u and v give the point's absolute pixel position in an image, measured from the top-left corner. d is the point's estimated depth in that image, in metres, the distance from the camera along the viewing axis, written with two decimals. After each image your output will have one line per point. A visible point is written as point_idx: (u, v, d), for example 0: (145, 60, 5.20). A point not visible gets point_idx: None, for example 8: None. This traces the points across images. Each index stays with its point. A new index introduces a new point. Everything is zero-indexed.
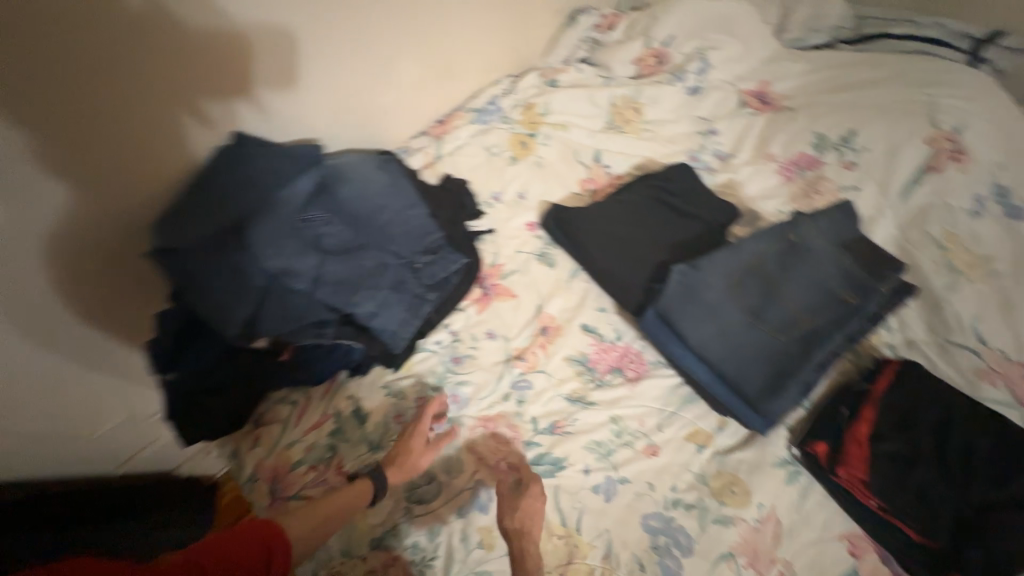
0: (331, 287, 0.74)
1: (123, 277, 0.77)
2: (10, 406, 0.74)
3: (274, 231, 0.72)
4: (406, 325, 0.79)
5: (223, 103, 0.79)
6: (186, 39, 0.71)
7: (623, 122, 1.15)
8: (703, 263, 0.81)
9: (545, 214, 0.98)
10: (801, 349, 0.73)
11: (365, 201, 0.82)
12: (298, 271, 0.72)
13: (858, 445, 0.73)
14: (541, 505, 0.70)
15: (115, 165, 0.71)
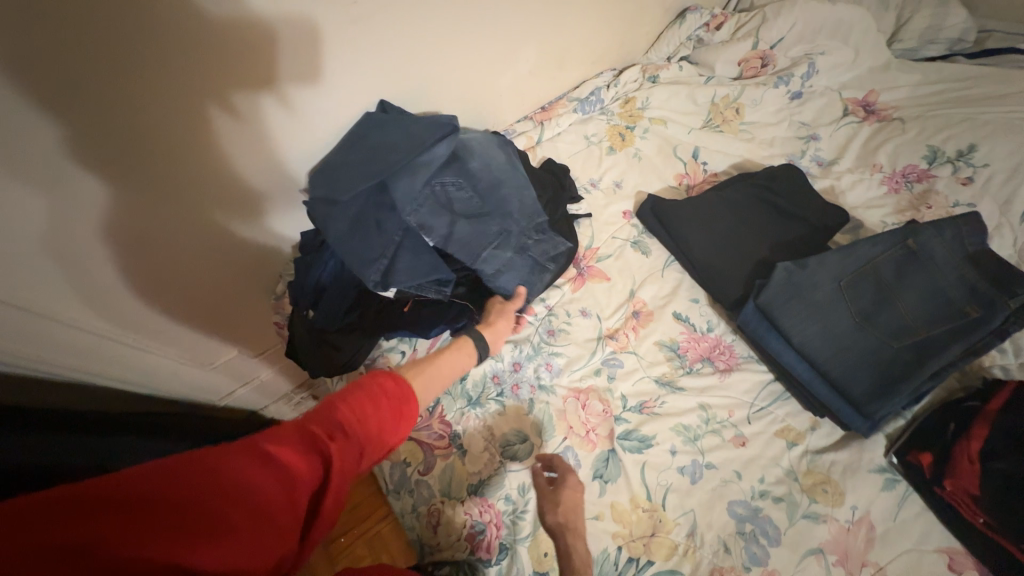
0: (458, 248, 0.80)
1: (178, 259, 0.85)
2: (122, 359, 0.89)
3: (415, 189, 0.77)
4: (519, 291, 0.85)
5: (248, 94, 0.74)
6: (213, 32, 0.65)
7: (722, 121, 1.15)
8: (811, 262, 0.81)
9: (641, 204, 1.01)
10: (913, 357, 0.72)
11: (489, 172, 0.87)
12: (433, 230, 0.79)
13: (972, 463, 0.69)
14: (580, 497, 0.74)
15: (154, 161, 0.72)
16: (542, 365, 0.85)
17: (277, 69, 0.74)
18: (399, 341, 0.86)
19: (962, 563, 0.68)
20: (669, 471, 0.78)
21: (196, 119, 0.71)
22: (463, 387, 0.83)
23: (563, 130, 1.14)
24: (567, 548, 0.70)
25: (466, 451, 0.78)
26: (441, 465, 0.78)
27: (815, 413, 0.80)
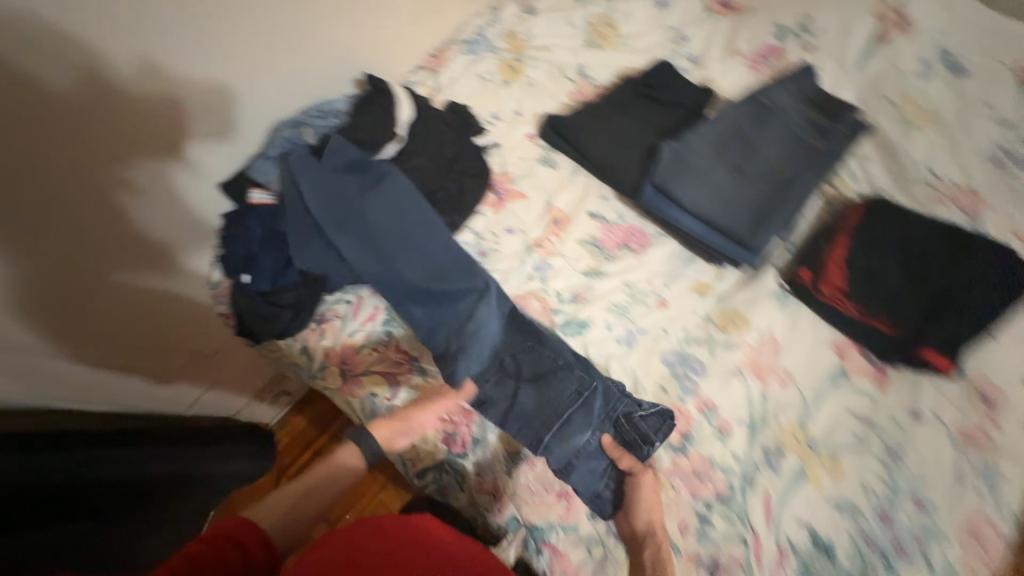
0: (521, 429, 0.78)
1: (103, 318, 0.87)
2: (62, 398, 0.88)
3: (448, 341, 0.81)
4: (596, 486, 0.76)
5: (153, 163, 0.84)
6: (127, 101, 0.78)
7: (600, 38, 1.23)
8: (689, 136, 0.92)
9: (542, 125, 1.09)
10: (779, 192, 0.86)
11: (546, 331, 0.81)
12: (494, 399, 0.80)
13: (834, 264, 0.85)
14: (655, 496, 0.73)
15: (59, 225, 0.76)
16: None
17: (182, 135, 0.86)
18: (343, 292, 0.89)
19: (848, 350, 0.82)
20: (607, 342, 0.88)
21: (91, 196, 0.78)
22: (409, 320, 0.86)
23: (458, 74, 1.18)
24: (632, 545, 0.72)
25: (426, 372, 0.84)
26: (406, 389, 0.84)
27: (719, 264, 0.92)
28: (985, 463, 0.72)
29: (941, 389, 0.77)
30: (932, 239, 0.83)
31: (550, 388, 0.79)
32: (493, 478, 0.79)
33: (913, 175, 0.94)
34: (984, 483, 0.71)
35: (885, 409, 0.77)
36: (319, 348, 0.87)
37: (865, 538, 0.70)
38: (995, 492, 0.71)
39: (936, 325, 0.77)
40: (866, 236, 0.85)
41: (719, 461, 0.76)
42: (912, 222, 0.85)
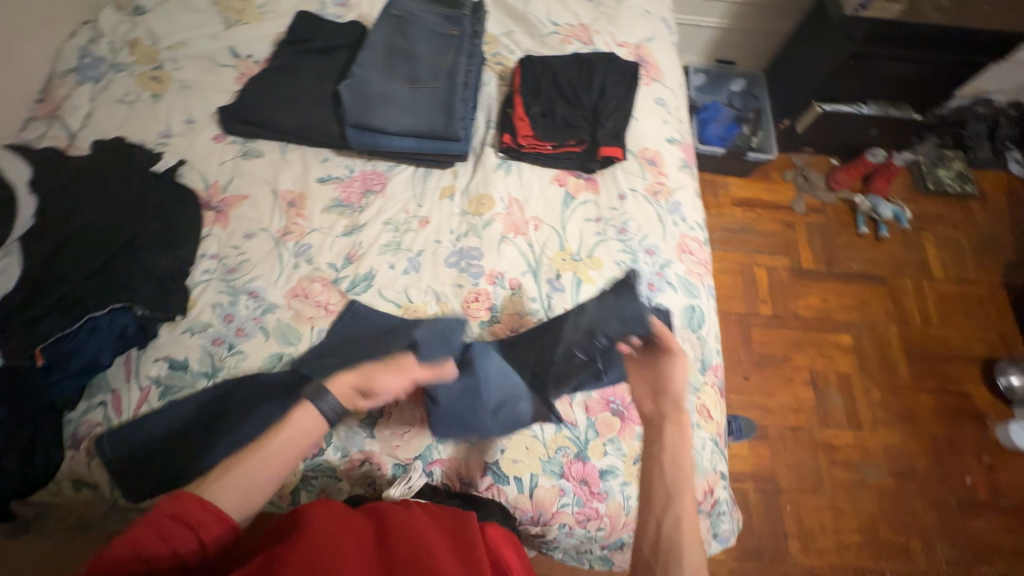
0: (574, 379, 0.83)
1: None
2: None
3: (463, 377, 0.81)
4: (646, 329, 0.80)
5: None
6: None
7: (236, 12, 1.14)
8: (356, 69, 0.96)
9: (222, 121, 1.00)
10: (452, 83, 0.96)
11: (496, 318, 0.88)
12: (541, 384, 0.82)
13: (522, 119, 1.00)
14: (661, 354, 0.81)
15: None
16: (247, 298, 0.86)
17: None
18: (90, 397, 0.76)
19: (565, 178, 1.01)
20: (398, 278, 0.92)
21: None
22: (190, 372, 0.79)
23: (91, 110, 0.99)
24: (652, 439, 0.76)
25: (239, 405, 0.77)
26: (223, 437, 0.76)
27: (450, 165, 1.01)
28: (668, 203, 1.00)
29: (627, 171, 1.01)
30: (571, 69, 1.04)
31: (558, 331, 0.85)
32: (359, 448, 0.79)
33: (544, 30, 1.15)
34: (674, 216, 0.99)
35: (605, 205, 0.99)
36: (98, 467, 0.73)
37: None
38: (680, 218, 1.00)
39: (601, 127, 0.99)
40: (531, 89, 1.03)
41: (523, 310, 0.90)
42: (554, 63, 1.05)
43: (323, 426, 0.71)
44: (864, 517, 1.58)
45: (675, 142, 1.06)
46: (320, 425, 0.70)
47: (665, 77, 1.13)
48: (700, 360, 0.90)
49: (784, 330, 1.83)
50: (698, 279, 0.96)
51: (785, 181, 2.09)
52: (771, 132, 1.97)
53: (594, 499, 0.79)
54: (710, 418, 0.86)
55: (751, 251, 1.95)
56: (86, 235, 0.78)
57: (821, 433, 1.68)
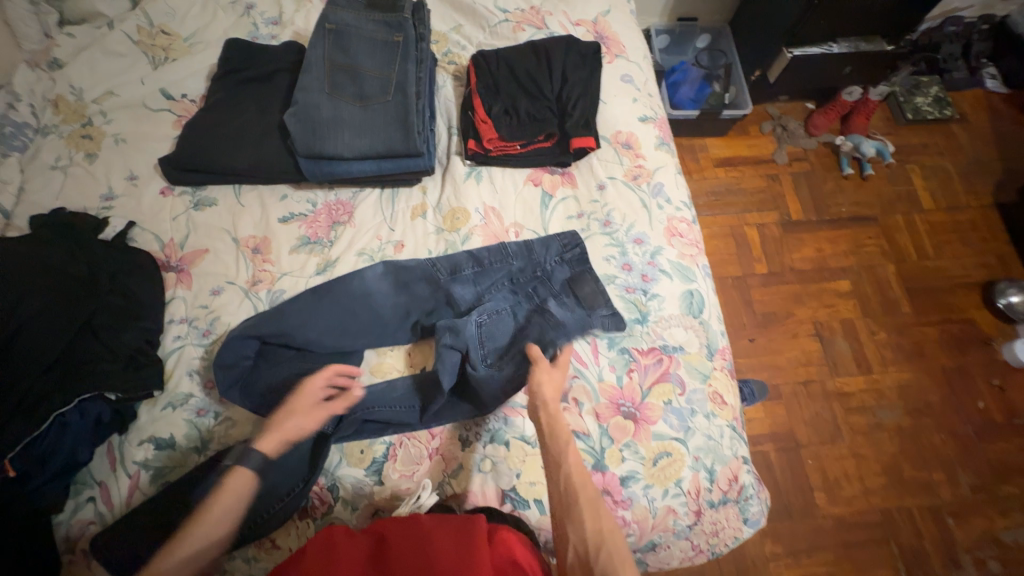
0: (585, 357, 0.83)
1: None
2: None
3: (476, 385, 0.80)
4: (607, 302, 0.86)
5: None
6: None
7: (162, 49, 1.05)
8: (299, 96, 0.89)
9: (166, 173, 0.93)
10: (404, 95, 0.90)
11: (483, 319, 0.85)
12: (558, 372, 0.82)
13: (485, 122, 0.94)
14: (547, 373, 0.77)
15: None
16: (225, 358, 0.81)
17: None
18: (78, 493, 0.72)
19: (539, 176, 0.96)
20: None
21: None
22: (179, 449, 0.75)
23: (23, 182, 0.92)
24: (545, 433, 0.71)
25: None
26: None
27: (417, 181, 0.95)
28: (650, 186, 0.95)
29: (602, 158, 0.96)
30: (528, 59, 0.97)
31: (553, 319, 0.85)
32: (369, 497, 0.75)
33: (494, 20, 1.08)
34: (658, 199, 0.95)
35: (585, 198, 0.94)
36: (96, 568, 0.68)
37: (626, 290, 0.88)
38: (665, 200, 0.95)
39: (569, 117, 0.93)
40: (489, 88, 0.97)
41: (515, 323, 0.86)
42: (510, 55, 0.98)
43: (258, 482, 0.71)
44: (885, 459, 1.58)
45: (648, 120, 1.01)
46: (251, 483, 0.70)
47: (629, 52, 1.07)
48: (706, 346, 0.86)
49: (783, 286, 1.81)
50: (692, 261, 0.92)
51: (763, 133, 2.03)
52: (743, 86, 1.91)
53: (619, 508, 0.76)
54: (724, 404, 0.83)
55: (739, 211, 1.91)
56: (38, 324, 0.72)
57: (833, 384, 1.68)
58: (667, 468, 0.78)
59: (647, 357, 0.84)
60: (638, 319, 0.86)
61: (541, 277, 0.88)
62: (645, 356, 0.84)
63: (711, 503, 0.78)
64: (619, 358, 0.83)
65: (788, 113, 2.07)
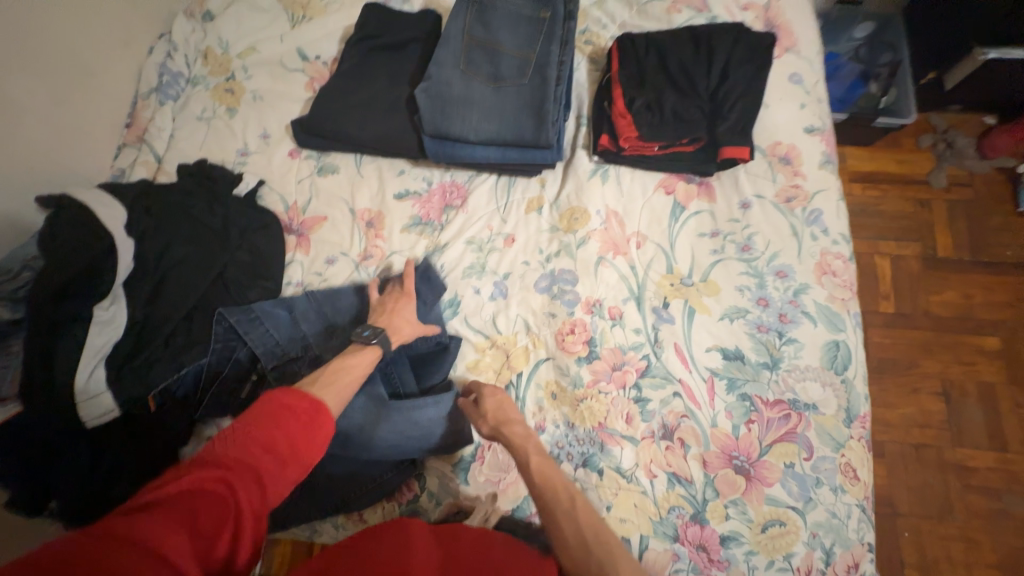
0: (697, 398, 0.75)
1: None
2: None
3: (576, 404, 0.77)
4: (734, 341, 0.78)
5: None
6: None
7: (301, 7, 1.06)
8: (433, 70, 0.85)
9: (295, 134, 0.94)
10: (541, 79, 0.83)
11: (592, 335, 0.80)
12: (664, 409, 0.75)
13: (624, 116, 0.84)
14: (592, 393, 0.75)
15: None
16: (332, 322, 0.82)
17: None
18: (199, 434, 0.76)
19: (671, 184, 0.86)
20: (485, 308, 0.83)
21: None
22: None
23: (174, 129, 0.98)
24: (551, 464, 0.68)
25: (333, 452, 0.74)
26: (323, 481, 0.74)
27: (537, 173, 0.89)
28: (806, 212, 0.82)
29: (750, 173, 0.84)
30: (682, 47, 0.85)
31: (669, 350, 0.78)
32: (453, 497, 0.74)
33: None
34: (813, 228, 0.81)
35: (723, 215, 0.83)
36: None
37: (758, 329, 0.77)
38: (821, 230, 0.81)
39: (722, 120, 0.81)
40: (631, 76, 0.87)
41: (625, 344, 0.79)
42: (662, 41, 0.87)
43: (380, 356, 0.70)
44: (1004, 552, 1.35)
45: (815, 131, 0.85)
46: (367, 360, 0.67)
47: (801, 46, 0.91)
48: (845, 409, 0.74)
49: (911, 331, 1.56)
50: (843, 307, 0.78)
51: (920, 147, 1.72)
52: (909, 88, 1.60)
53: (715, 568, 0.69)
54: (856, 480, 0.72)
55: (871, 237, 1.65)
56: (181, 273, 0.78)
57: (953, 453, 1.44)
58: (778, 538, 0.69)
59: (773, 409, 0.74)
60: (767, 364, 0.76)
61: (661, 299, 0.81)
62: (770, 408, 0.74)
63: None
64: (740, 406, 0.74)
65: (957, 126, 1.73)
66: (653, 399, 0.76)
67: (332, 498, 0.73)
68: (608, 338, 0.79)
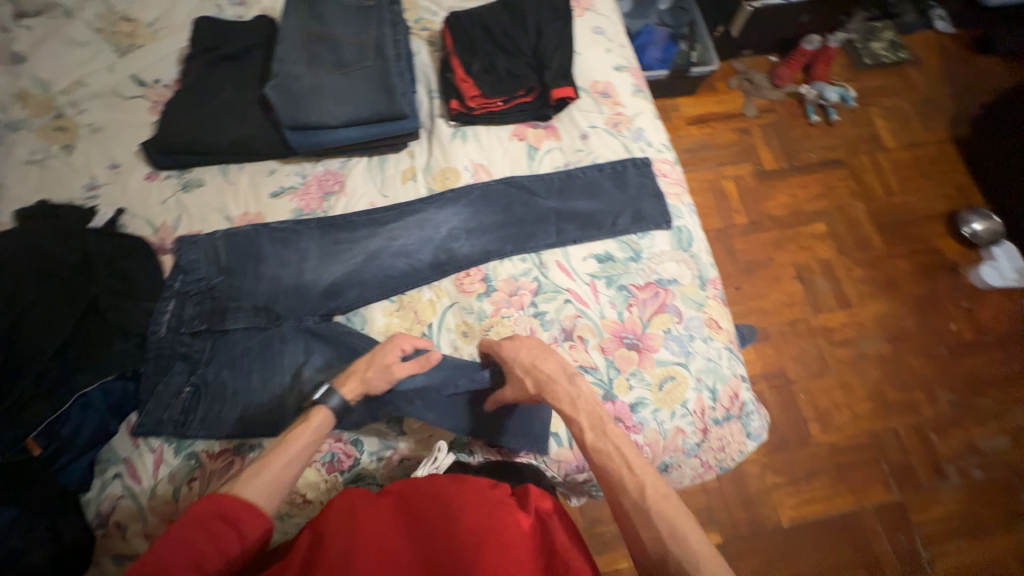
0: (584, 248, 0.91)
1: None
2: None
3: (498, 282, 0.88)
4: (612, 203, 0.93)
5: None
6: None
7: (128, 37, 1.03)
8: (278, 67, 0.89)
9: (149, 156, 0.92)
10: (382, 59, 0.91)
11: (499, 224, 0.92)
12: (569, 269, 0.89)
13: (466, 81, 0.95)
14: (507, 278, 0.88)
15: None
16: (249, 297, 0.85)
17: None
18: (103, 472, 0.74)
19: (522, 131, 0.98)
20: (384, 270, 0.89)
21: None
22: (198, 420, 0.77)
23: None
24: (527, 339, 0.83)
25: (259, 443, 0.77)
26: None
27: (405, 146, 0.97)
28: (631, 131, 0.99)
29: (582, 109, 0.99)
30: (500, 17, 0.99)
31: (554, 221, 0.92)
32: (393, 449, 0.79)
33: None
34: (639, 143, 0.98)
35: (570, 148, 0.97)
36: (135, 539, 0.71)
37: (619, 229, 0.91)
38: (646, 143, 0.98)
39: (547, 69, 0.95)
40: (465, 48, 0.98)
41: (516, 272, 0.89)
42: (483, 14, 1.00)
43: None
44: (869, 385, 1.68)
45: (623, 69, 1.03)
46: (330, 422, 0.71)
47: (597, 5, 1.09)
48: (698, 276, 0.91)
49: (763, 234, 1.87)
50: (678, 199, 0.96)
51: (731, 89, 2.08)
52: (708, 43, 1.95)
53: (632, 432, 0.81)
54: (719, 328, 0.88)
55: (715, 165, 1.97)
56: (41, 309, 0.72)
57: (816, 320, 1.75)
58: (673, 391, 0.82)
59: (645, 291, 0.88)
60: (632, 258, 0.90)
61: (547, 205, 0.93)
62: (642, 290, 0.88)
63: (715, 419, 0.84)
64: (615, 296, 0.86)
65: (753, 67, 2.12)
66: (555, 272, 0.89)
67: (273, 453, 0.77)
68: (509, 234, 0.91)
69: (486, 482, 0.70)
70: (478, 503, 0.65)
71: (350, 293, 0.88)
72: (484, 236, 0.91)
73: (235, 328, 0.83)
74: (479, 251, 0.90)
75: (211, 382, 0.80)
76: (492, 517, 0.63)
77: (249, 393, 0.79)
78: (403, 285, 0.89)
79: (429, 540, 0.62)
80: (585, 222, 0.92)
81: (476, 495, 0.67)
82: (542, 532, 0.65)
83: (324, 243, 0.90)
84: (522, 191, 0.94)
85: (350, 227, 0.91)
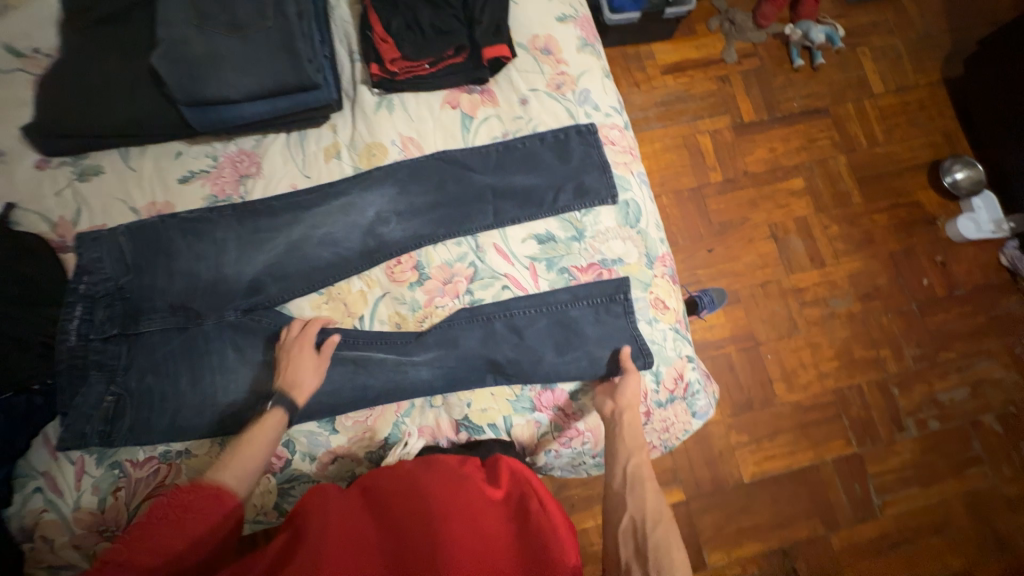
0: (523, 228, 0.85)
1: None
2: None
3: (431, 268, 0.83)
4: (555, 176, 0.86)
5: None
6: None
7: None
8: (162, 31, 0.78)
9: (35, 143, 0.82)
10: (284, 18, 0.80)
11: (433, 205, 0.85)
12: (508, 252, 0.84)
13: (385, 41, 0.85)
14: (441, 265, 0.83)
15: None
16: (162, 296, 0.79)
17: None
18: (23, 487, 0.72)
19: (455, 98, 0.89)
20: (308, 260, 0.83)
21: None
22: (117, 430, 0.74)
23: None
24: (461, 328, 0.79)
25: (186, 449, 0.76)
26: (183, 479, 0.74)
27: (325, 119, 0.88)
28: (576, 93, 0.89)
29: (521, 69, 0.89)
30: None
31: (492, 199, 0.85)
32: (325, 447, 0.78)
33: None
34: (585, 106, 0.89)
35: (508, 115, 0.88)
36: (65, 550, 0.71)
37: (561, 207, 0.85)
38: (593, 107, 0.89)
39: (477, 24, 0.84)
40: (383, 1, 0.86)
41: (450, 258, 0.84)
42: None
43: None
44: (837, 345, 1.68)
45: (568, 19, 0.92)
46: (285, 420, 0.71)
47: None
48: (645, 254, 0.86)
49: (738, 193, 1.79)
50: (627, 170, 0.88)
51: (711, 31, 1.91)
52: None
53: (573, 420, 0.81)
54: (666, 309, 0.85)
55: (691, 119, 1.84)
56: None
57: (788, 281, 1.72)
58: None
59: (588, 273, 0.83)
60: (574, 237, 0.85)
61: (483, 181, 0.85)
62: (585, 272, 0.83)
63: (659, 403, 0.82)
64: (564, 304, 0.80)
65: (735, 5, 1.94)
66: (492, 255, 0.83)
67: (202, 459, 0.75)
68: (443, 215, 0.85)
69: (455, 460, 0.69)
70: (444, 478, 0.64)
71: (275, 286, 0.82)
72: (417, 219, 0.84)
73: (151, 330, 0.78)
74: (410, 236, 0.84)
75: (130, 390, 0.76)
76: (458, 491, 0.62)
77: (170, 399, 0.76)
78: (331, 275, 0.83)
79: (399, 522, 0.59)
80: (525, 199, 0.85)
81: (443, 471, 0.65)
82: (514, 497, 0.63)
83: (239, 233, 0.82)
84: (455, 167, 0.85)
85: (268, 214, 0.83)
